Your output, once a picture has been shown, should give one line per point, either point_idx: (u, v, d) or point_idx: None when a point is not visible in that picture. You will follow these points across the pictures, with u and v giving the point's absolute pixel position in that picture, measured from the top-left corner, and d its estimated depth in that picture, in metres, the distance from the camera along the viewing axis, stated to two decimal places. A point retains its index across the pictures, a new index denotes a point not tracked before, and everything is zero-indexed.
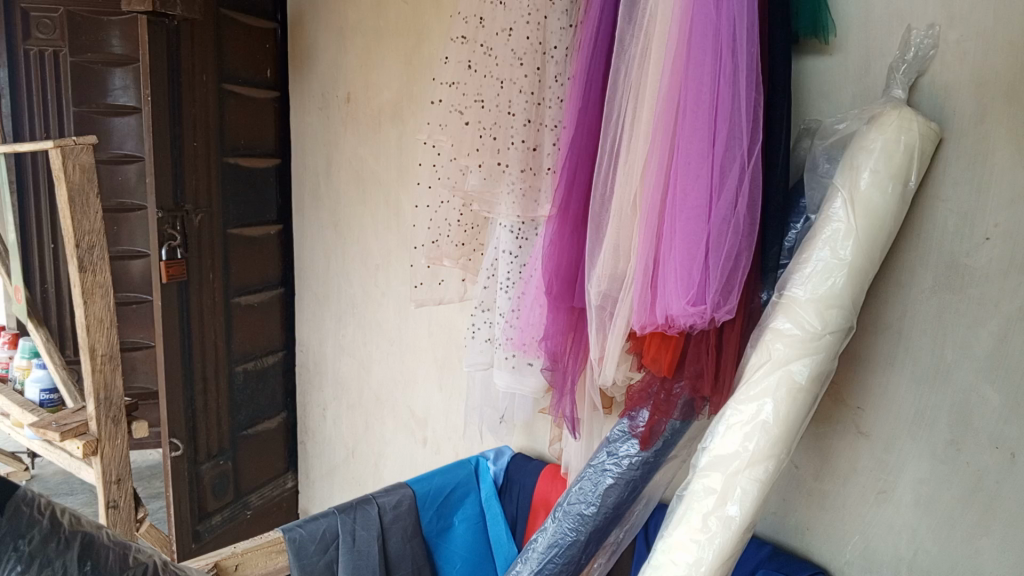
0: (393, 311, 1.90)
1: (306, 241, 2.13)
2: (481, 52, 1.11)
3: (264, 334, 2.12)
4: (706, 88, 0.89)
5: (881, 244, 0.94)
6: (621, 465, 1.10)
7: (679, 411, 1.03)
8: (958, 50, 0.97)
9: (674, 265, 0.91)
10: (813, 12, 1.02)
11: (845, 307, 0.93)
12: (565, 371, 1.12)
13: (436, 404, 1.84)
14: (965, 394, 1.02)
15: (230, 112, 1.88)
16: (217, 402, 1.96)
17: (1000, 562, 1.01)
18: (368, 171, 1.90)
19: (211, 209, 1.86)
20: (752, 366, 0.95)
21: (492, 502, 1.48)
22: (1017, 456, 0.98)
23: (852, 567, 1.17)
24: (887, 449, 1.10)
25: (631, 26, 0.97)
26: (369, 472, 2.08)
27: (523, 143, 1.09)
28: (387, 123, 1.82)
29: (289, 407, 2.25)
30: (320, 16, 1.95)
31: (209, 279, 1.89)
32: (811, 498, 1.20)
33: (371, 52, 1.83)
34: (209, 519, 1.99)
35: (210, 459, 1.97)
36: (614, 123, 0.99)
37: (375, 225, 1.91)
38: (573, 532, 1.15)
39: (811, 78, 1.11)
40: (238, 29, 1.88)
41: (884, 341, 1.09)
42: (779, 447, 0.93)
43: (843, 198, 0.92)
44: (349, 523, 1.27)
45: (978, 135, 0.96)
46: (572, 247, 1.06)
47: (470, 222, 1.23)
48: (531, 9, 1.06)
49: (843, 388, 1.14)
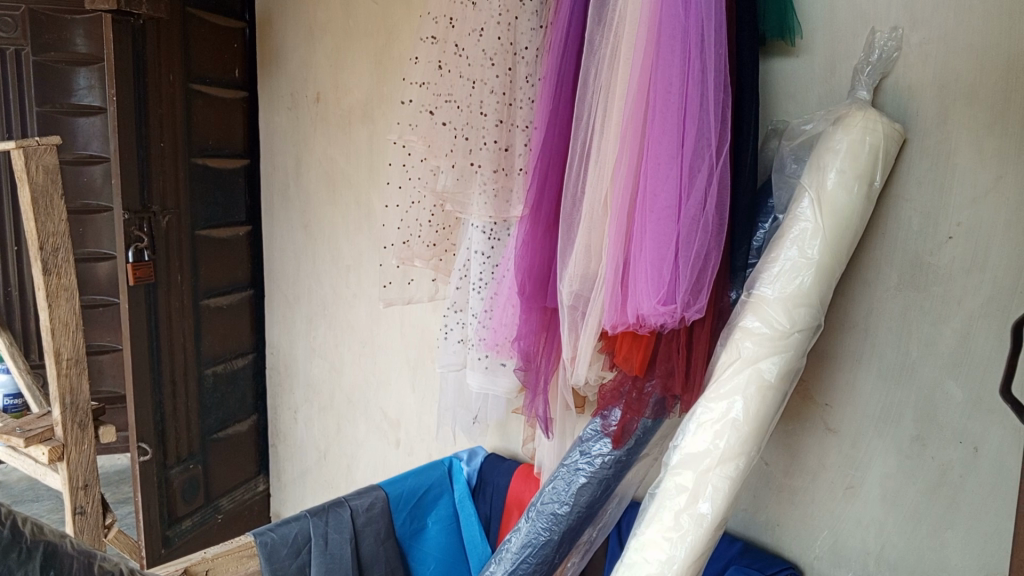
0: (365, 312, 1.89)
1: (276, 242, 2.10)
2: (452, 52, 1.11)
3: (234, 336, 2.09)
4: (675, 89, 0.89)
5: (847, 243, 0.95)
6: (594, 464, 1.10)
7: (651, 410, 1.04)
8: (920, 52, 0.99)
9: (645, 264, 0.92)
10: (780, 15, 1.03)
11: (812, 306, 0.94)
12: (538, 370, 1.12)
13: (409, 406, 1.83)
14: (930, 390, 1.04)
15: (197, 113, 1.86)
16: (186, 405, 1.94)
17: (964, 554, 1.04)
18: (338, 172, 1.89)
19: (179, 210, 1.84)
20: (722, 364, 0.96)
21: (466, 502, 1.48)
22: (980, 450, 1.01)
23: (821, 561, 1.18)
24: (855, 445, 1.12)
25: (600, 27, 0.98)
26: (341, 475, 2.07)
27: (495, 143, 1.09)
28: (357, 123, 1.81)
29: (260, 410, 2.23)
30: (288, 15, 1.93)
31: (177, 281, 1.86)
32: (781, 495, 1.21)
33: (340, 52, 1.81)
34: (179, 524, 1.96)
35: (179, 463, 1.94)
36: (585, 124, 0.99)
37: (346, 226, 1.90)
38: (546, 532, 1.15)
39: (777, 80, 1.12)
40: (204, 28, 1.86)
41: (852, 339, 1.10)
42: (748, 444, 0.94)
43: (810, 198, 0.94)
44: (322, 526, 1.26)
45: (941, 136, 0.98)
46: (544, 247, 1.06)
47: (442, 222, 1.22)
48: (501, 9, 1.06)
49: (811, 385, 1.15)
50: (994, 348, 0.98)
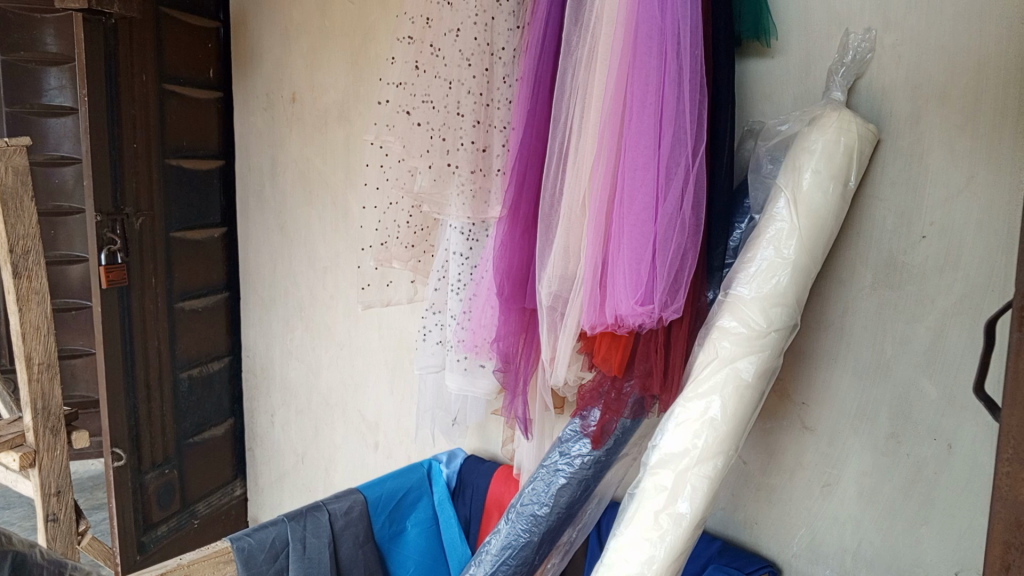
0: (342, 314, 1.88)
1: (252, 243, 2.08)
2: (429, 52, 1.09)
3: (209, 339, 2.07)
4: (652, 91, 0.89)
5: (823, 243, 0.96)
6: (574, 465, 1.10)
7: (630, 410, 1.04)
8: (893, 54, 1.00)
9: (623, 264, 0.91)
10: (755, 16, 1.04)
11: (788, 305, 0.95)
12: (518, 371, 1.12)
13: (388, 407, 1.83)
14: (905, 388, 1.05)
15: (171, 113, 1.84)
16: (161, 409, 1.91)
17: (939, 550, 1.05)
18: (314, 172, 1.87)
19: (152, 212, 1.82)
20: (700, 364, 0.96)
21: (445, 505, 1.47)
22: (954, 447, 1.02)
23: (799, 559, 1.19)
24: (831, 443, 1.13)
25: (578, 27, 0.97)
26: (319, 478, 2.05)
27: (473, 144, 1.09)
28: (333, 124, 1.80)
29: (236, 414, 2.21)
30: (262, 15, 1.92)
31: (151, 284, 1.84)
32: (759, 493, 1.21)
33: (316, 52, 1.80)
34: (154, 529, 1.94)
35: (155, 468, 1.91)
36: (563, 123, 0.99)
37: (323, 228, 1.89)
38: (526, 533, 1.14)
39: (753, 80, 1.13)
40: (178, 27, 1.83)
41: (828, 338, 1.11)
42: (726, 443, 0.95)
43: (786, 198, 0.94)
44: (300, 530, 1.25)
45: (914, 136, 0.99)
46: (522, 248, 1.06)
47: (420, 223, 1.21)
48: (478, 9, 1.05)
49: (787, 383, 1.16)
50: (967, 345, 0.99)
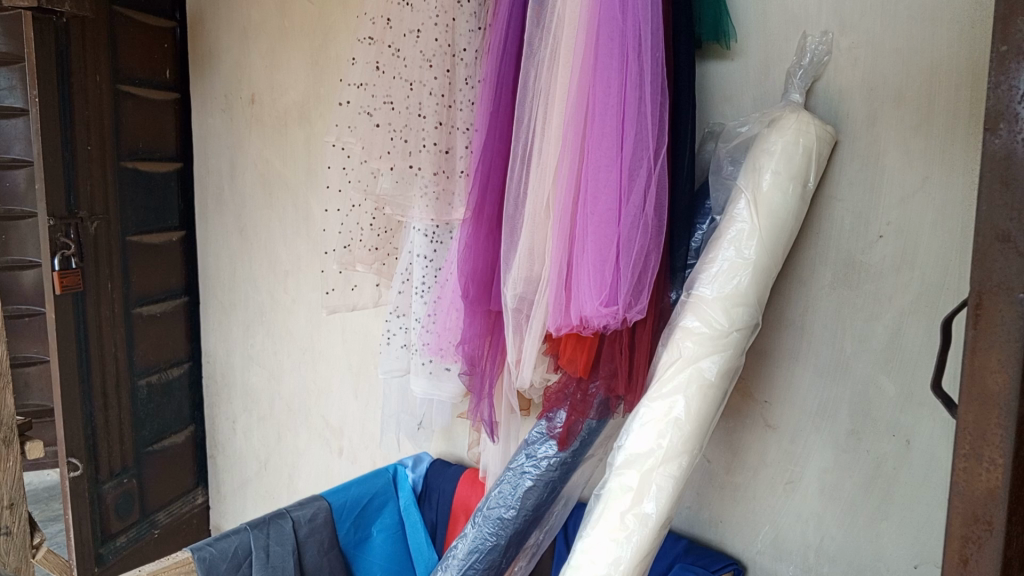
0: (305, 318, 1.86)
1: (211, 247, 2.05)
2: (389, 53, 1.08)
3: (168, 345, 2.02)
4: (614, 93, 0.90)
5: (783, 243, 0.97)
6: (540, 467, 1.10)
7: (595, 411, 1.04)
8: (850, 56, 1.01)
9: (587, 266, 0.92)
10: (714, 18, 1.05)
11: (750, 305, 0.96)
12: (483, 373, 1.11)
13: (352, 412, 1.81)
14: (865, 386, 1.07)
15: (127, 114, 1.79)
16: (119, 417, 1.87)
17: (899, 543, 1.07)
18: (274, 174, 1.85)
19: (108, 216, 1.78)
20: (664, 365, 0.97)
21: (411, 509, 1.45)
22: (912, 442, 1.04)
23: (763, 556, 1.20)
24: (793, 440, 1.14)
25: (539, 29, 0.97)
26: (283, 484, 2.03)
27: (435, 146, 1.08)
28: (293, 125, 1.78)
29: (196, 421, 2.16)
30: (220, 15, 1.89)
31: (107, 289, 1.80)
32: (723, 491, 1.22)
33: (276, 52, 1.78)
34: (113, 540, 1.89)
35: (112, 478, 1.87)
36: (525, 125, 0.99)
37: (284, 231, 1.86)
38: (492, 537, 1.14)
39: (713, 82, 1.14)
40: (133, 27, 1.79)
41: (790, 337, 1.12)
42: (690, 443, 0.95)
43: (746, 199, 0.95)
44: (263, 539, 1.23)
45: (870, 137, 1.01)
46: (487, 250, 1.05)
47: (384, 226, 1.19)
48: (439, 10, 1.05)
49: (750, 382, 1.17)
50: (923, 343, 1.01)
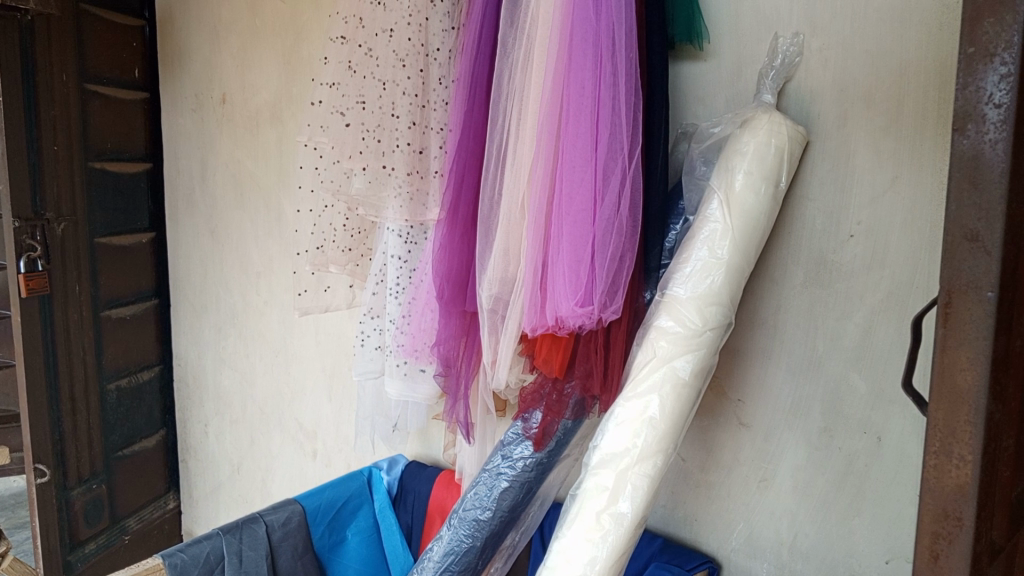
0: (277, 320, 1.84)
1: (181, 249, 2.02)
2: (362, 53, 1.07)
3: (138, 348, 1.99)
4: (588, 93, 0.90)
5: (755, 242, 0.97)
6: (516, 468, 1.09)
7: (571, 411, 1.04)
8: (821, 58, 1.02)
9: (562, 266, 0.92)
10: (687, 19, 1.05)
11: (723, 304, 0.96)
12: (458, 375, 1.11)
13: (325, 415, 1.80)
14: (836, 383, 1.08)
15: (95, 114, 1.76)
16: (87, 422, 1.83)
17: (871, 540, 1.08)
18: (246, 174, 1.83)
19: (75, 217, 1.74)
20: (638, 364, 0.97)
21: (386, 512, 1.44)
22: (883, 439, 1.05)
23: (738, 554, 1.21)
24: (767, 438, 1.15)
25: (513, 29, 0.97)
26: (256, 488, 2.01)
27: (408, 146, 1.07)
28: (265, 125, 1.76)
29: (167, 425, 2.13)
30: (190, 15, 1.86)
31: (75, 292, 1.76)
32: (698, 489, 1.23)
33: (247, 51, 1.76)
34: (82, 547, 1.85)
35: (81, 483, 1.83)
36: (500, 126, 0.99)
37: (255, 232, 1.84)
38: (468, 539, 1.13)
39: (687, 83, 1.14)
40: (100, 25, 1.76)
41: (762, 336, 1.13)
42: (665, 442, 0.96)
43: (719, 199, 0.95)
44: (235, 544, 1.21)
45: (841, 138, 1.02)
46: (462, 250, 1.05)
47: (358, 226, 1.18)
48: (413, 10, 1.04)
49: (723, 382, 1.18)
50: (894, 341, 1.02)
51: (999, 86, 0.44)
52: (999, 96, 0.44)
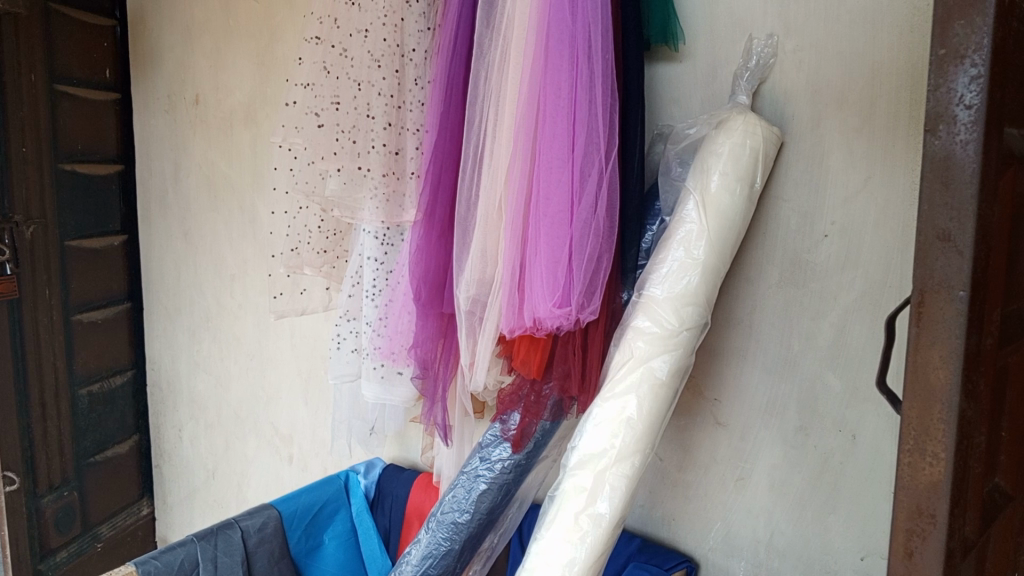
0: (252, 324, 1.83)
1: (155, 252, 2.00)
2: (336, 53, 1.06)
3: (110, 353, 1.96)
4: (564, 94, 0.90)
5: (730, 243, 0.98)
6: (494, 470, 1.09)
7: (549, 412, 1.04)
8: (794, 59, 1.03)
9: (540, 267, 0.92)
10: (663, 20, 1.05)
11: (699, 304, 0.97)
12: (436, 377, 1.10)
13: (302, 419, 1.79)
14: (811, 382, 1.09)
15: (65, 115, 1.74)
16: (58, 428, 1.80)
17: (846, 537, 1.09)
18: (219, 175, 1.81)
19: (45, 220, 1.71)
20: (616, 365, 0.97)
21: (364, 516, 1.44)
22: (857, 437, 1.06)
23: (715, 552, 1.21)
24: (743, 437, 1.16)
25: (489, 30, 0.97)
26: (231, 493, 1.99)
27: (384, 147, 1.07)
28: (239, 125, 1.74)
29: (141, 430, 2.10)
30: (162, 15, 1.84)
31: (45, 296, 1.73)
32: (676, 489, 1.23)
33: (221, 51, 1.74)
34: (53, 556, 1.82)
35: (52, 491, 1.79)
36: (476, 126, 0.98)
37: (229, 234, 1.82)
38: (447, 542, 1.13)
39: (662, 83, 1.15)
40: (70, 25, 1.74)
41: (737, 336, 1.14)
42: (643, 442, 0.96)
43: (695, 200, 0.96)
44: (210, 550, 1.20)
45: (815, 139, 1.03)
46: (439, 251, 1.04)
47: (333, 228, 1.17)
48: (388, 10, 1.04)
49: (700, 381, 1.18)
50: (867, 339, 1.03)
51: (970, 87, 0.45)
52: (970, 97, 0.45)
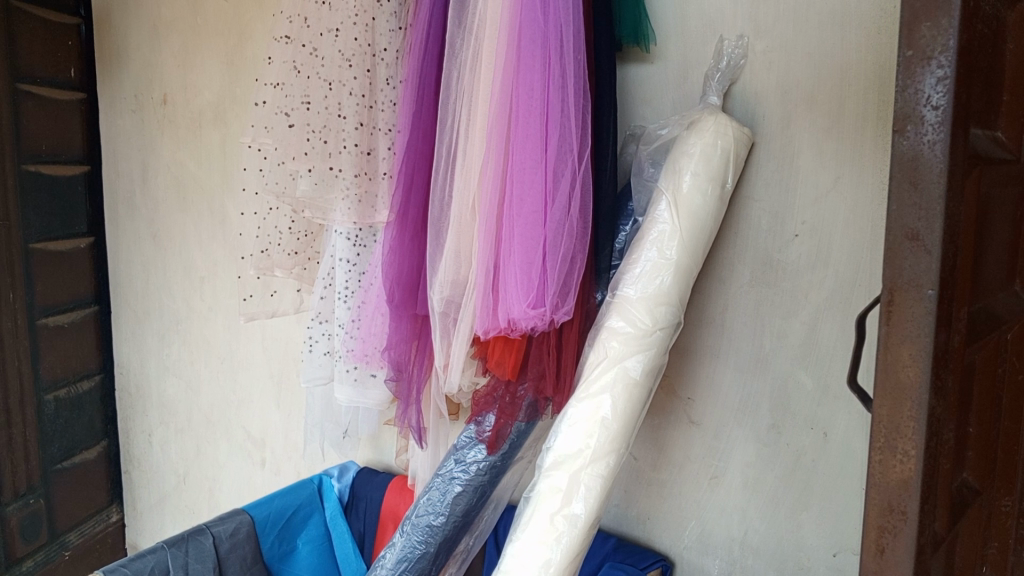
0: (223, 327, 1.80)
1: (123, 254, 1.96)
2: (306, 53, 1.04)
3: (77, 357, 1.92)
4: (536, 95, 0.90)
5: (703, 243, 0.98)
6: (469, 472, 1.08)
7: (525, 412, 1.04)
8: (765, 60, 1.04)
9: (514, 267, 0.91)
10: (634, 20, 1.05)
11: (672, 304, 0.97)
12: (410, 379, 1.09)
13: (275, 423, 1.77)
14: (784, 380, 1.10)
15: (28, 115, 1.70)
16: (24, 434, 1.76)
17: (818, 533, 1.10)
18: (188, 176, 1.79)
19: (8, 222, 1.67)
20: (591, 365, 0.97)
21: (338, 519, 1.43)
22: (829, 434, 1.07)
23: (690, 551, 1.22)
24: (717, 436, 1.16)
25: (461, 30, 0.97)
26: (203, 498, 1.96)
27: (356, 147, 1.06)
28: (208, 125, 1.72)
29: (110, 435, 2.07)
30: (129, 13, 1.81)
31: (9, 300, 1.69)
32: (651, 488, 1.24)
33: (189, 51, 1.71)
34: (18, 566, 1.78)
35: (17, 499, 1.75)
36: (449, 126, 0.98)
37: (199, 235, 1.80)
38: (422, 545, 1.12)
39: (634, 84, 1.15)
40: (33, 23, 1.70)
41: (710, 336, 1.14)
42: (618, 442, 0.96)
43: (667, 200, 0.96)
44: (181, 557, 1.18)
45: (785, 139, 1.04)
46: (412, 252, 1.04)
47: (304, 229, 1.16)
48: (358, 10, 1.03)
49: (674, 380, 1.18)
50: (838, 337, 1.04)
51: (936, 89, 0.45)
52: (937, 97, 0.45)
